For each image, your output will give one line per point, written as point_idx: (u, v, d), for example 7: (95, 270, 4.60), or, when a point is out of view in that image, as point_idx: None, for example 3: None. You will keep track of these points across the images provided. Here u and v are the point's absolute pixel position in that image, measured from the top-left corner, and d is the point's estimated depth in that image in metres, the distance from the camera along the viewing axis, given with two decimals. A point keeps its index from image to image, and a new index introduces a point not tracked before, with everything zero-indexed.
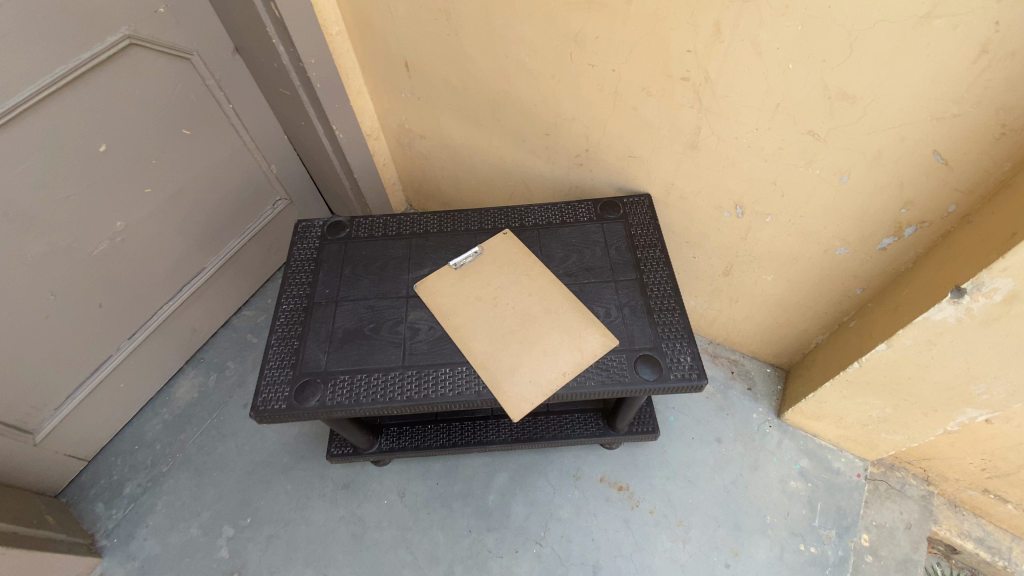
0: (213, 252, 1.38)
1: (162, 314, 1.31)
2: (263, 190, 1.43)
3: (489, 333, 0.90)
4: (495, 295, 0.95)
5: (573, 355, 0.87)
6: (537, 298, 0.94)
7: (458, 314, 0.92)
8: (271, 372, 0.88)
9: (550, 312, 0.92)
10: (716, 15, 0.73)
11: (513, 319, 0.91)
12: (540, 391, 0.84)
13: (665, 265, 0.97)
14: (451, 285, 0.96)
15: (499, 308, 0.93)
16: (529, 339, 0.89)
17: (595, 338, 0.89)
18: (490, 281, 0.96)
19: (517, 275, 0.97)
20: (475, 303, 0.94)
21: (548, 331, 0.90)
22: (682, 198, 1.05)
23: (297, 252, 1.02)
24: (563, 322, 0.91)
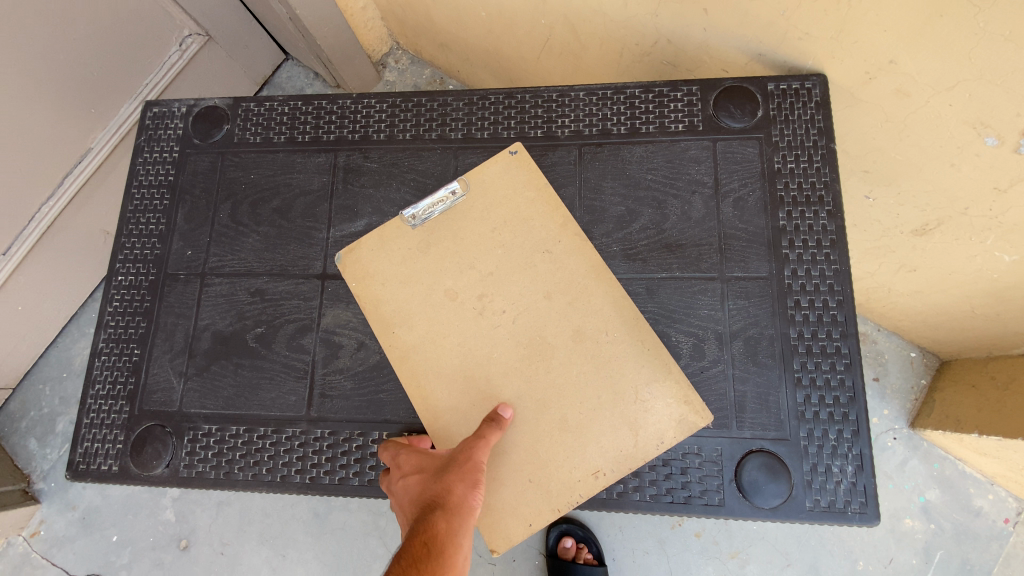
0: (98, 124, 0.94)
1: (44, 216, 0.93)
2: (154, 20, 0.91)
3: (465, 372, 0.47)
4: (482, 290, 0.48)
5: (618, 439, 0.45)
6: (563, 305, 0.47)
7: (409, 327, 0.48)
8: (96, 403, 0.52)
9: (584, 339, 0.47)
10: None
11: (512, 348, 0.47)
12: (548, 506, 0.45)
13: (837, 249, 0.47)
14: (401, 261, 0.49)
15: (487, 321, 0.47)
16: (540, 396, 0.46)
17: (667, 406, 0.45)
18: (477, 258, 0.49)
19: (528, 250, 0.49)
20: (443, 304, 0.48)
21: (576, 381, 0.46)
22: (900, 91, 0.49)
23: (142, 169, 0.57)
24: (606, 366, 0.46)
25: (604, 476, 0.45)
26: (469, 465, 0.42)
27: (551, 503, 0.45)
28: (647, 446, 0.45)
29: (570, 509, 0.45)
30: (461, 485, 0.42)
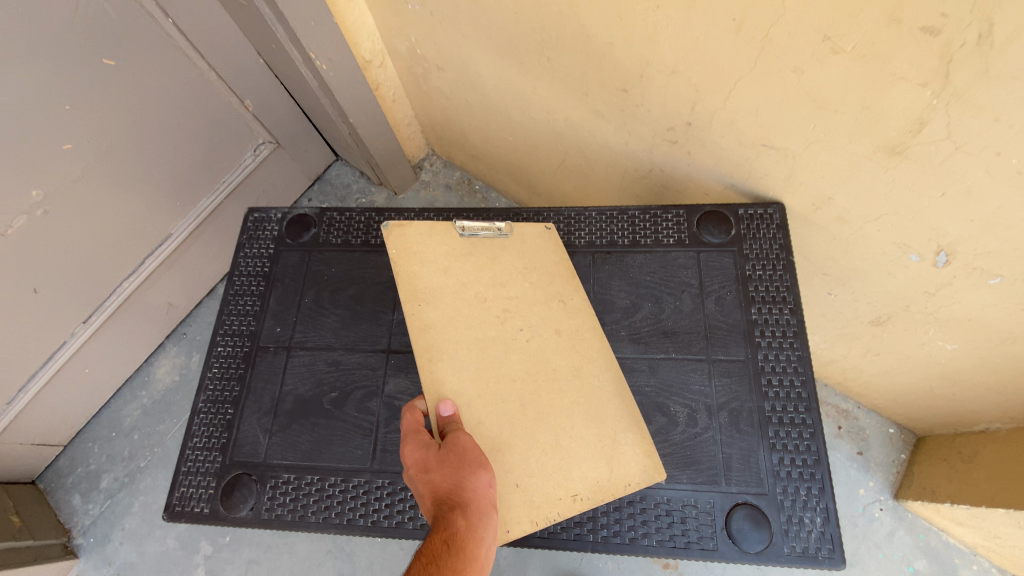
0: (180, 214, 1.10)
1: (123, 291, 1.07)
2: (240, 133, 1.11)
3: (487, 367, 0.55)
4: (504, 305, 0.58)
5: (599, 472, 0.54)
6: (564, 344, 0.58)
7: (436, 307, 0.56)
8: (193, 454, 0.63)
9: (582, 377, 0.57)
10: None
11: (525, 368, 0.56)
12: (528, 516, 0.52)
13: (800, 339, 0.60)
14: (443, 257, 0.59)
15: (506, 337, 0.57)
16: (540, 415, 0.55)
17: (640, 448, 0.55)
18: (505, 282, 0.59)
19: (544, 295, 0.60)
20: (471, 303, 0.58)
21: (569, 410, 0.55)
22: (840, 219, 0.64)
23: (242, 262, 0.72)
24: (597, 403, 0.56)
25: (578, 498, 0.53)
26: (472, 456, 0.48)
27: (537, 512, 0.52)
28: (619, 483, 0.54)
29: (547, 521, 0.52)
30: (470, 475, 0.47)
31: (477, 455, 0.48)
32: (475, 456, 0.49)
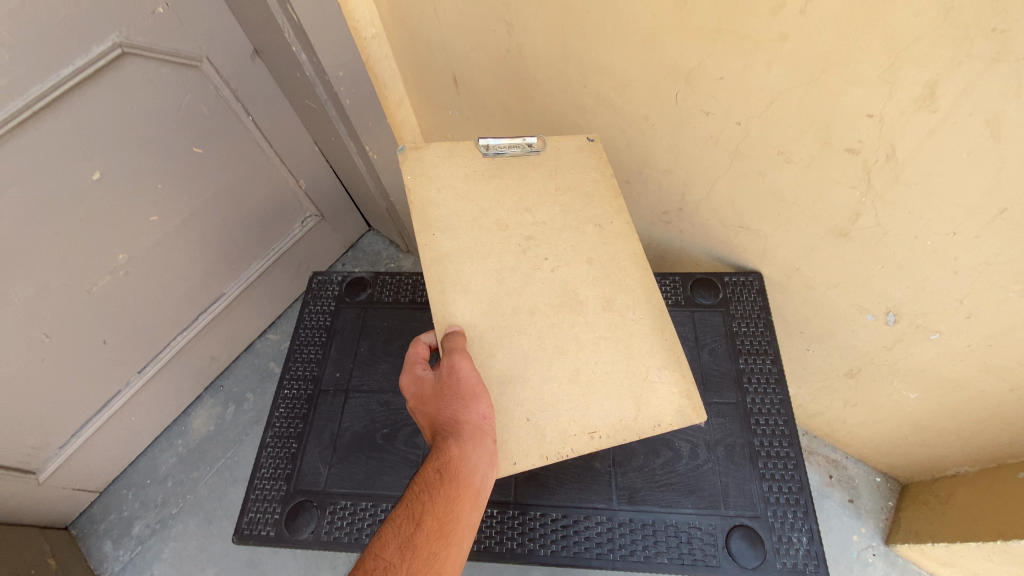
0: (233, 276, 1.24)
1: (176, 345, 1.19)
2: (291, 207, 1.27)
3: (508, 297, 0.65)
4: (529, 234, 0.68)
5: (625, 409, 0.59)
6: (602, 275, 0.66)
7: (452, 237, 0.67)
8: (260, 483, 0.72)
9: (617, 311, 0.64)
10: (936, 71, 0.47)
11: (552, 296, 0.65)
12: (537, 449, 0.57)
13: (780, 384, 0.73)
14: (465, 189, 0.70)
15: (531, 271, 0.66)
16: (565, 349, 0.62)
17: (668, 385, 0.61)
18: (531, 205, 0.70)
19: (575, 229, 0.69)
20: (492, 231, 0.68)
21: (599, 344, 0.62)
22: (807, 285, 0.78)
23: (307, 316, 0.84)
24: (628, 341, 0.63)
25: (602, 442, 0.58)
26: (465, 387, 0.56)
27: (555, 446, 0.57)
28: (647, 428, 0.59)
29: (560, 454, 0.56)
30: (463, 407, 0.55)
31: (470, 386, 0.56)
32: (467, 378, 0.57)
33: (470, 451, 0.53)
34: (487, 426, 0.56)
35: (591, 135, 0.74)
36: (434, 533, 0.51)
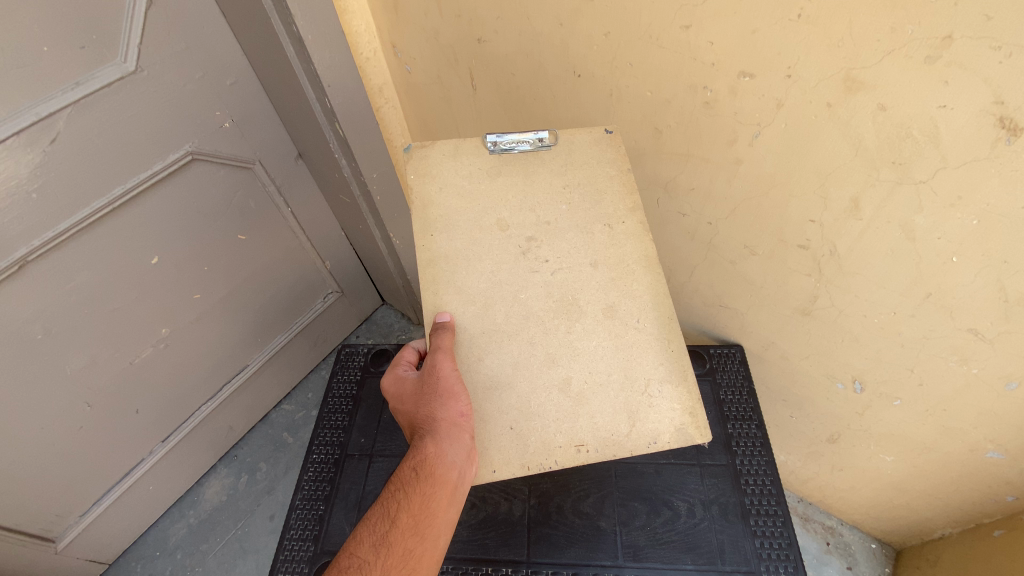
0: (258, 349, 1.33)
1: (200, 414, 1.25)
2: (315, 285, 1.40)
3: (505, 303, 0.68)
4: (530, 235, 0.71)
5: (617, 425, 0.64)
6: (606, 280, 0.69)
7: (450, 238, 0.70)
8: (289, 544, 0.77)
9: (617, 319, 0.68)
10: (855, 191, 0.61)
11: (553, 301, 0.68)
12: (520, 460, 0.63)
13: (765, 447, 0.81)
14: (468, 186, 0.72)
15: (529, 275, 0.69)
16: (560, 358, 0.66)
17: (668, 399, 0.65)
18: (535, 203, 0.72)
19: (581, 232, 0.71)
20: (493, 231, 0.71)
21: (596, 353, 0.67)
22: (783, 357, 0.89)
23: (335, 386, 0.93)
24: (625, 352, 0.67)
25: (589, 456, 0.63)
26: (445, 386, 0.63)
27: (548, 461, 0.63)
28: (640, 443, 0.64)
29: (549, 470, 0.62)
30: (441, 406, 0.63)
31: (448, 385, 0.63)
32: (446, 376, 0.63)
33: (444, 450, 0.60)
34: (464, 422, 0.62)
35: (609, 127, 0.73)
36: (408, 529, 0.59)
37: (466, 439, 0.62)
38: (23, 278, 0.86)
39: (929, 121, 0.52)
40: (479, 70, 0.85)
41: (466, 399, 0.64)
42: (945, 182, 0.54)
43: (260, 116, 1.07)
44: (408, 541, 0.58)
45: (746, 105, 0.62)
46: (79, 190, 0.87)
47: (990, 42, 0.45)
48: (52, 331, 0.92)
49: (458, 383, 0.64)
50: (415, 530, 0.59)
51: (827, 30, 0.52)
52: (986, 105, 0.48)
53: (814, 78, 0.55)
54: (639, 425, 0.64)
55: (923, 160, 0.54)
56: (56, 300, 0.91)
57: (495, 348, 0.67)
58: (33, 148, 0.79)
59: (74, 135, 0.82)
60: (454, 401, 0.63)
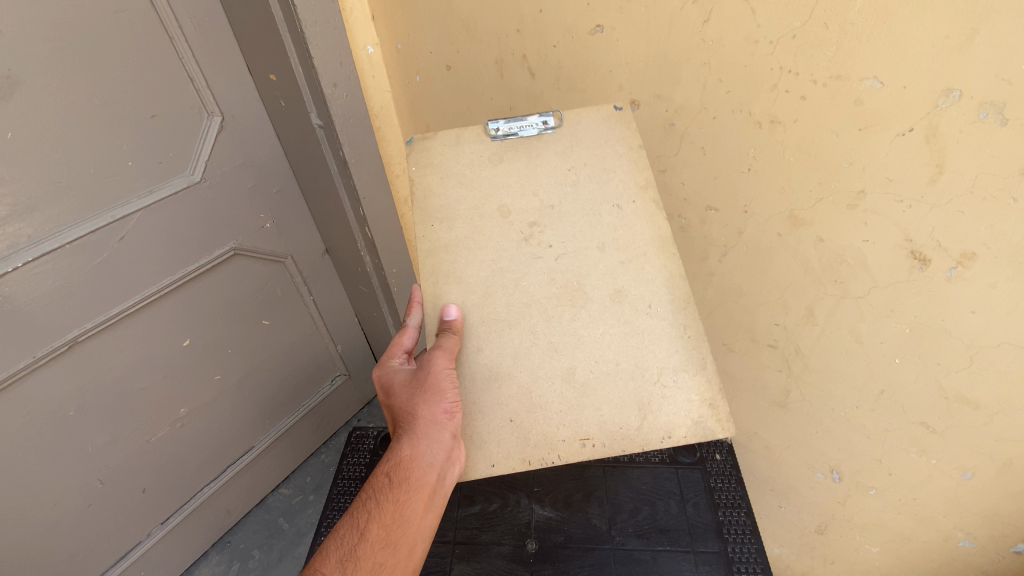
0: (265, 430, 1.37)
1: (201, 496, 1.26)
2: (325, 367, 1.47)
3: (506, 290, 0.69)
4: (534, 219, 0.70)
5: (626, 419, 0.67)
6: (616, 263, 0.70)
7: (450, 227, 0.70)
8: None
9: (626, 304, 0.69)
10: (809, 302, 0.73)
11: (556, 287, 0.69)
12: (521, 453, 0.67)
13: (754, 535, 0.87)
14: (470, 176, 0.72)
15: (533, 261, 0.70)
16: (564, 347, 0.68)
17: (683, 390, 0.68)
18: (536, 186, 0.71)
19: (591, 213, 0.70)
20: (495, 219, 0.71)
21: (602, 340, 0.68)
22: (767, 447, 0.96)
23: (346, 468, 1.01)
24: (635, 339, 0.68)
25: (597, 447, 0.67)
26: (434, 381, 0.66)
27: (555, 464, 0.66)
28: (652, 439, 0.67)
29: (554, 465, 0.66)
30: (428, 402, 0.66)
31: (437, 381, 0.66)
32: (435, 376, 0.66)
33: (422, 454, 0.65)
34: (446, 420, 0.66)
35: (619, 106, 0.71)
36: (379, 542, 0.64)
37: (446, 440, 0.65)
38: (68, 359, 0.94)
39: (858, 252, 0.65)
40: None
41: (451, 397, 0.66)
42: (878, 297, 0.67)
43: (297, 217, 1.22)
44: (378, 552, 0.64)
45: (715, 231, 0.76)
46: (135, 281, 0.97)
47: (893, 197, 0.59)
48: (83, 409, 0.98)
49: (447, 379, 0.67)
50: (386, 541, 0.64)
51: (771, 180, 0.67)
52: (898, 242, 0.62)
53: (765, 215, 0.70)
54: (649, 420, 0.67)
55: (859, 280, 0.67)
56: (94, 379, 0.98)
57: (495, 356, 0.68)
58: (103, 244, 0.91)
59: (139, 234, 0.95)
60: (439, 399, 0.66)
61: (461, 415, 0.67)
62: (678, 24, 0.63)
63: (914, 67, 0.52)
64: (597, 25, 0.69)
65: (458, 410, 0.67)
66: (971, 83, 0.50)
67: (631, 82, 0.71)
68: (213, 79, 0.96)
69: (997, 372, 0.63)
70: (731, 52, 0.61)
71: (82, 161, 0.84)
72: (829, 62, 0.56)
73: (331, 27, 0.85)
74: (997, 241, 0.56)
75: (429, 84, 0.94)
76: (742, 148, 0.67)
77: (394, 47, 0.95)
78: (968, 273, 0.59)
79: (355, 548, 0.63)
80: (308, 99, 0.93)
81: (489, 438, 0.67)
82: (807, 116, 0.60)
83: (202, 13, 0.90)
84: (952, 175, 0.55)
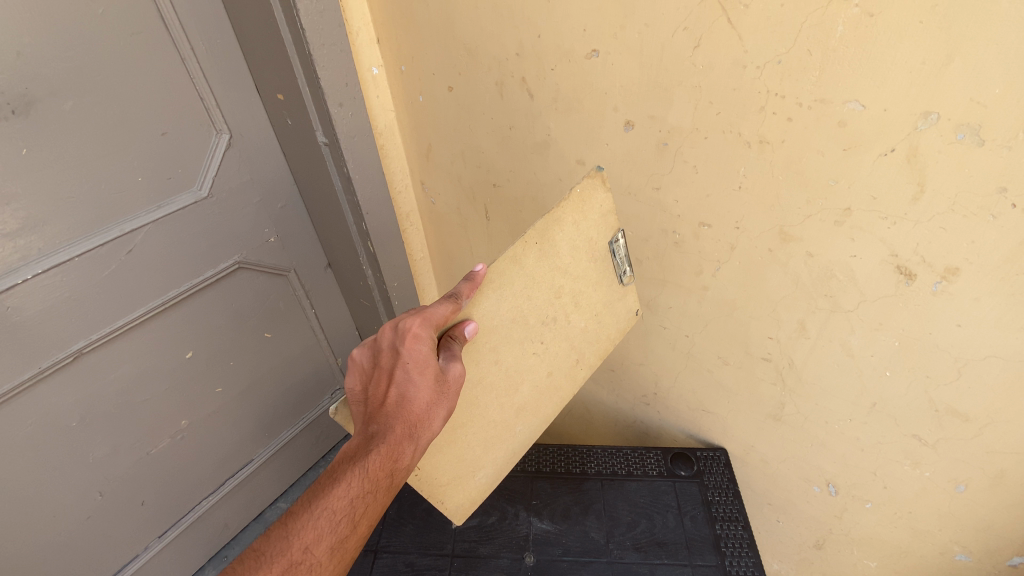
0: (264, 443, 1.38)
1: (199, 509, 1.26)
2: (325, 380, 1.48)
3: (503, 317, 0.70)
4: (555, 320, 0.75)
5: (441, 474, 0.74)
6: (536, 382, 0.78)
7: (540, 268, 0.70)
8: None
9: (518, 414, 0.78)
10: (800, 316, 0.75)
11: (512, 372, 0.74)
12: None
13: (751, 548, 0.88)
14: (577, 247, 0.73)
15: (523, 343, 0.73)
16: (479, 402, 0.73)
17: (482, 488, 0.80)
18: (578, 293, 0.76)
19: (569, 346, 0.79)
20: (550, 295, 0.73)
21: (488, 420, 0.75)
22: (763, 460, 0.96)
23: None
24: (494, 437, 0.78)
25: (415, 477, 0.73)
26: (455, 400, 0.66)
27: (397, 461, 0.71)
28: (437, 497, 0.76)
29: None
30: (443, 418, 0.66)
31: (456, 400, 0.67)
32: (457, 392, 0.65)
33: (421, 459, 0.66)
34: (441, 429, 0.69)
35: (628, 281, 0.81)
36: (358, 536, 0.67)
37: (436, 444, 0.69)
38: (73, 370, 0.95)
39: (846, 267, 0.67)
40: (494, 207, 1.04)
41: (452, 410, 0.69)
42: (867, 312, 0.69)
43: (301, 232, 1.24)
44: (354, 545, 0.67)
45: (708, 246, 0.78)
46: (141, 293, 0.99)
47: (878, 214, 0.62)
48: (85, 420, 0.99)
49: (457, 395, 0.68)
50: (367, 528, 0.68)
51: (762, 197, 0.69)
52: (885, 257, 0.64)
53: (756, 231, 0.72)
54: (454, 486, 0.76)
55: (848, 294, 0.69)
56: (98, 390, 0.99)
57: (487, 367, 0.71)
58: (111, 257, 0.93)
59: (146, 247, 0.97)
60: (450, 410, 0.66)
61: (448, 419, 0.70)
62: (671, 49, 0.66)
63: (894, 91, 0.55)
64: (593, 50, 0.72)
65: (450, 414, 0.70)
66: (948, 106, 0.52)
67: (626, 103, 0.74)
68: (223, 99, 0.99)
69: (985, 385, 0.65)
70: (721, 76, 0.64)
71: (94, 176, 0.87)
72: (813, 86, 0.59)
73: (338, 50, 0.89)
74: (980, 256, 0.58)
75: (431, 104, 0.97)
76: (733, 167, 0.69)
77: (397, 69, 0.98)
78: (952, 287, 0.61)
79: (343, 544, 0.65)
80: (315, 118, 0.96)
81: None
82: (794, 137, 0.63)
83: (214, 35, 0.94)
84: (933, 193, 0.57)
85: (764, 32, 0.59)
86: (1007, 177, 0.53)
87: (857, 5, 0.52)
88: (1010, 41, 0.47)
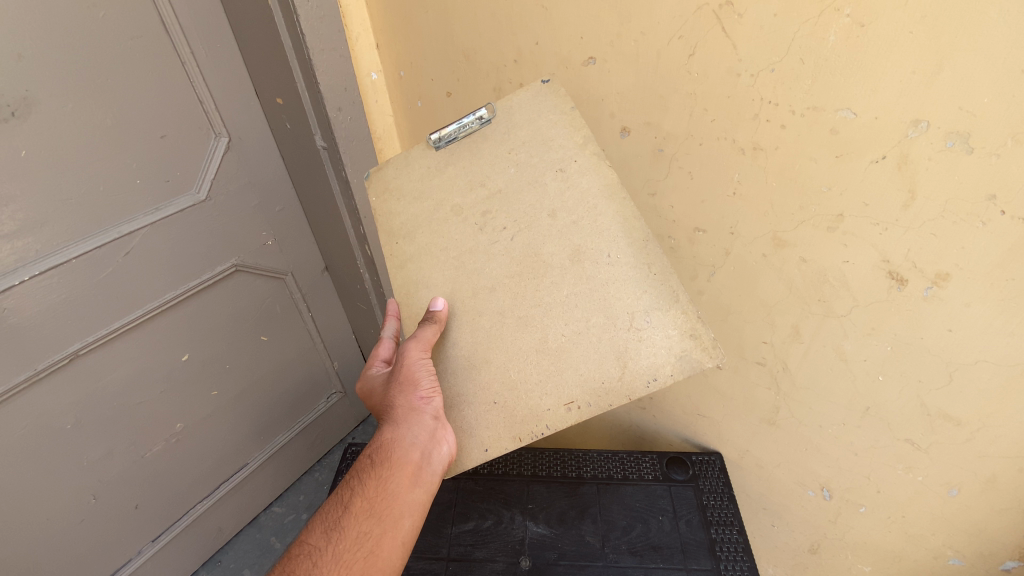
0: (259, 447, 1.37)
1: (194, 513, 1.26)
2: (321, 384, 1.48)
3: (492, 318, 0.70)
4: (484, 209, 0.70)
5: (605, 371, 0.64)
6: (568, 224, 0.67)
7: (413, 239, 0.73)
8: None
9: (585, 259, 0.66)
10: (794, 320, 0.76)
11: (515, 266, 0.69)
12: (511, 433, 0.66)
13: (747, 552, 0.88)
14: (422, 184, 0.74)
15: (492, 247, 0.70)
16: (533, 321, 0.67)
17: (660, 327, 0.63)
18: (485, 176, 0.71)
19: (535, 181, 0.69)
20: (450, 219, 0.72)
21: (570, 303, 0.66)
22: (758, 465, 0.97)
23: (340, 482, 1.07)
24: (599, 293, 0.66)
25: (583, 408, 0.64)
26: (411, 371, 0.69)
27: (546, 434, 0.64)
28: (639, 386, 0.63)
29: (542, 437, 0.64)
30: (406, 391, 0.69)
31: (414, 371, 0.69)
32: (409, 365, 0.68)
33: (401, 436, 0.67)
34: (422, 406, 0.68)
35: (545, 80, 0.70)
36: (363, 512, 0.67)
37: (426, 422, 0.67)
38: (68, 372, 0.95)
39: (839, 272, 0.68)
40: None
41: (428, 386, 0.69)
42: (860, 316, 0.69)
43: (298, 235, 1.25)
44: (362, 522, 0.66)
45: (703, 251, 0.79)
46: (138, 296, 0.99)
47: (870, 221, 0.63)
48: (80, 422, 0.99)
49: (423, 372, 0.69)
50: (370, 512, 0.67)
51: (754, 203, 0.70)
52: (877, 262, 0.65)
53: (750, 237, 0.73)
54: (627, 369, 0.63)
55: (841, 299, 0.70)
56: (93, 392, 0.99)
57: (491, 344, 0.69)
58: (109, 259, 0.93)
59: (144, 249, 0.97)
60: (411, 380, 0.69)
61: (439, 399, 0.69)
62: (665, 57, 0.67)
63: (885, 99, 0.56)
64: (589, 57, 0.73)
65: (439, 393, 0.69)
66: (937, 115, 0.54)
67: (622, 110, 0.75)
68: (221, 103, 0.99)
69: (976, 389, 0.66)
70: (715, 83, 0.65)
71: (91, 179, 0.87)
72: (806, 94, 0.60)
73: (337, 55, 0.89)
74: (970, 263, 0.59)
75: (429, 109, 0.98)
76: (727, 173, 0.70)
77: (397, 74, 0.99)
78: (943, 292, 0.62)
79: (339, 519, 0.67)
80: (313, 122, 0.97)
81: (479, 424, 0.67)
82: (787, 144, 0.64)
83: (214, 39, 0.94)
84: (924, 201, 0.58)
85: (757, 41, 0.60)
86: (996, 185, 0.54)
87: (848, 15, 0.54)
88: (996, 52, 0.49)
